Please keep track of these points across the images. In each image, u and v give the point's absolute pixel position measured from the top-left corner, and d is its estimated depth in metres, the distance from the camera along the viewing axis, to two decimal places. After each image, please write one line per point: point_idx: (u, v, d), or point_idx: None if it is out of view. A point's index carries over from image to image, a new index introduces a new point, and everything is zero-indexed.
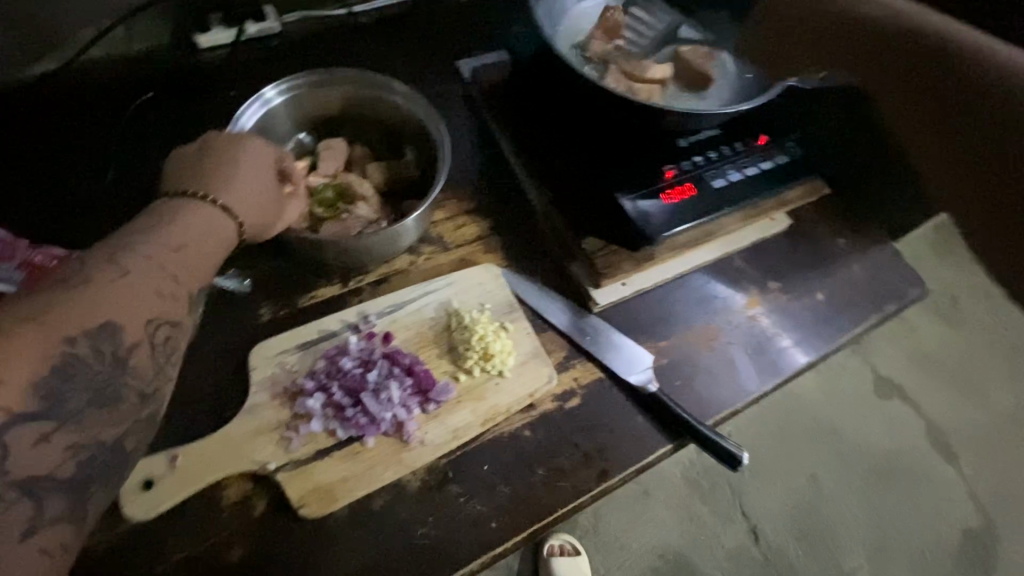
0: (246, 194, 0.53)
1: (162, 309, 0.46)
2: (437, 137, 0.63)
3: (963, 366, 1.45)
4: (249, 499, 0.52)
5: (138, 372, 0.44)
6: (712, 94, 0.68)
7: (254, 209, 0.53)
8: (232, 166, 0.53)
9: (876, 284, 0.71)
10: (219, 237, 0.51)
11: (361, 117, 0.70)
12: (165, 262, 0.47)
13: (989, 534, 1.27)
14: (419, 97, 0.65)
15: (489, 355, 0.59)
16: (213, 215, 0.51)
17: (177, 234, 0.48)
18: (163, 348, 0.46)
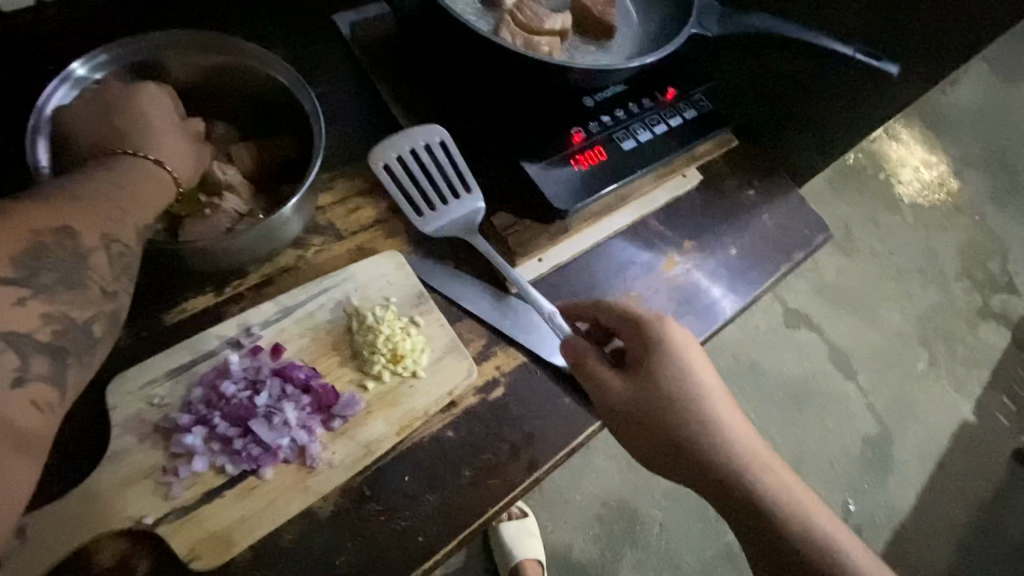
0: (169, 143, 0.49)
1: (116, 226, 0.42)
2: (307, 106, 0.54)
3: (859, 292, 1.58)
4: (129, 560, 0.45)
5: (99, 271, 0.41)
6: (617, 45, 0.63)
7: (184, 159, 0.50)
8: (142, 114, 0.48)
9: (786, 234, 0.72)
10: (158, 188, 0.46)
11: (212, 86, 0.58)
12: (104, 193, 0.43)
13: (885, 439, 1.41)
14: (278, 58, 0.55)
15: (399, 357, 0.53)
16: (149, 173, 0.46)
17: (109, 170, 0.44)
18: (120, 262, 0.43)
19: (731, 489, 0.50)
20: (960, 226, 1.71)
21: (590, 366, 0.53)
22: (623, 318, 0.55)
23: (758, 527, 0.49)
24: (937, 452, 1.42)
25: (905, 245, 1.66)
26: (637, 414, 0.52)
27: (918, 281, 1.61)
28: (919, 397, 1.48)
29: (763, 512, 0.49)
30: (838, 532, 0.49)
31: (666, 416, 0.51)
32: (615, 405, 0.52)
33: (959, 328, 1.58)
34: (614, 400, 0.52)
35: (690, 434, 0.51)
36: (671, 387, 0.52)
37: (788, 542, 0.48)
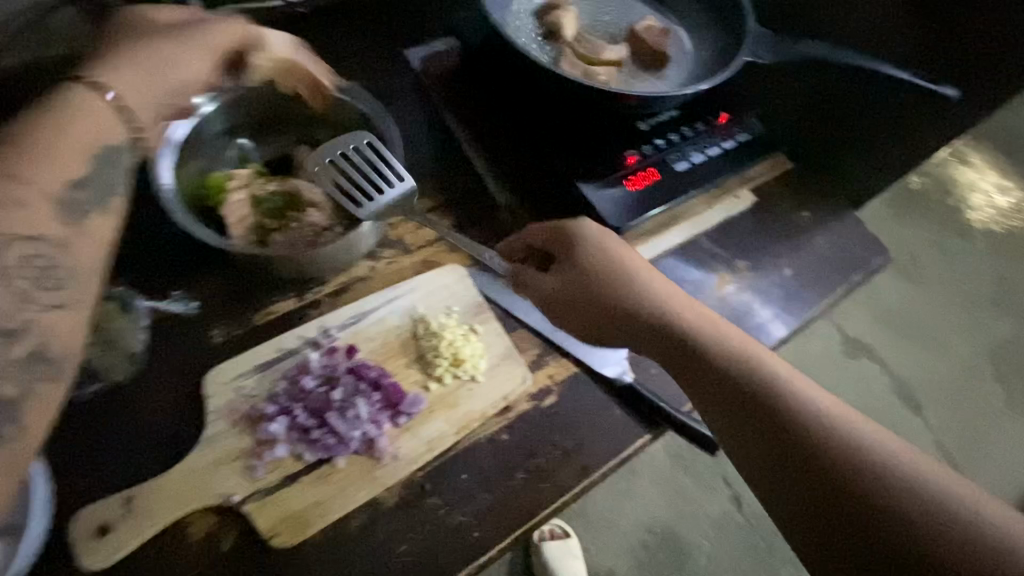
0: (125, 63, 0.42)
1: (18, 219, 0.35)
2: (388, 134, 0.62)
3: (925, 321, 1.50)
4: (217, 534, 0.50)
5: (23, 280, 0.34)
6: (671, 73, 0.66)
7: (130, 83, 0.42)
8: (117, 42, 0.44)
9: (842, 256, 0.72)
10: (89, 116, 0.39)
11: (300, 116, 0.66)
12: (10, 163, 0.35)
13: None
14: (362, 92, 0.63)
15: (459, 361, 0.57)
16: (81, 98, 0.39)
17: (31, 121, 0.37)
18: (42, 261, 0.35)
19: (705, 373, 0.47)
20: None
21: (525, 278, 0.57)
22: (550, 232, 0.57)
23: (743, 414, 0.44)
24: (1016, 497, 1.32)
25: (976, 273, 1.57)
26: (592, 302, 0.53)
27: (992, 312, 1.52)
28: (994, 436, 1.38)
29: (744, 394, 0.44)
30: (845, 415, 0.41)
31: (618, 301, 0.52)
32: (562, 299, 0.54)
33: None
34: (564, 293, 0.54)
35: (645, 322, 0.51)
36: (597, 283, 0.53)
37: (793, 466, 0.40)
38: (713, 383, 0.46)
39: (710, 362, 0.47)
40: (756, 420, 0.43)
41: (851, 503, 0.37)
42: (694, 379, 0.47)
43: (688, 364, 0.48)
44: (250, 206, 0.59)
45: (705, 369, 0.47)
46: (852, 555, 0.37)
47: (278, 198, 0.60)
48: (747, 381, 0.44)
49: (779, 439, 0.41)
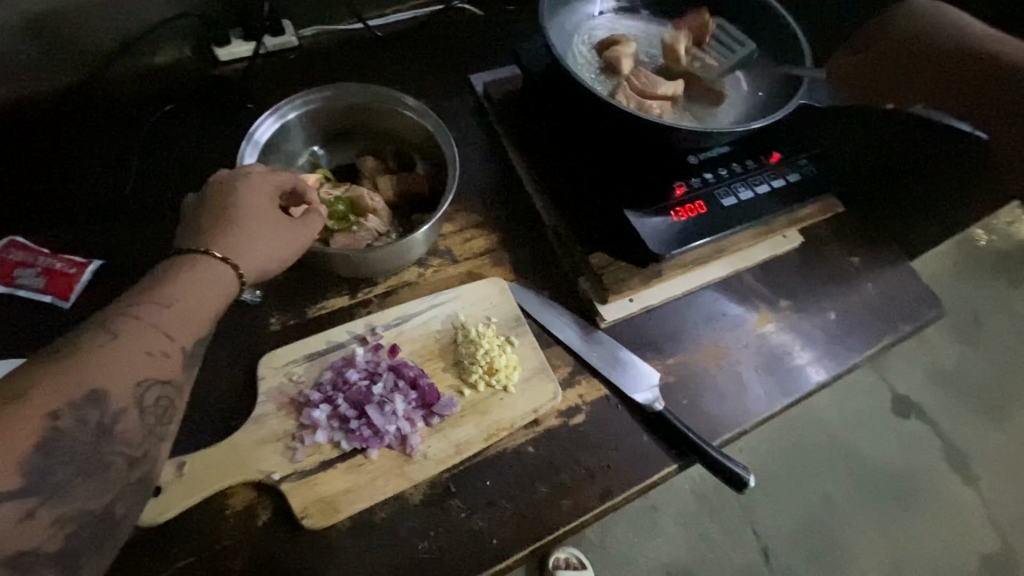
0: (244, 236, 0.51)
1: (152, 369, 0.44)
2: (446, 152, 0.63)
3: (984, 386, 1.42)
4: (254, 508, 0.53)
5: (126, 437, 0.42)
6: (724, 111, 0.68)
7: (249, 252, 0.50)
8: (232, 208, 0.52)
9: (890, 305, 0.70)
10: (217, 285, 0.48)
11: (372, 130, 0.71)
12: (157, 321, 0.45)
13: (1007, 559, 1.23)
14: (429, 111, 0.66)
15: (493, 370, 0.59)
16: (215, 269, 0.49)
17: (169, 290, 0.46)
18: (156, 408, 0.44)
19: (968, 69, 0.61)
20: None
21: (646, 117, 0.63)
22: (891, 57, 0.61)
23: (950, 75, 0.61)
24: None
25: None
26: None
27: None
28: None
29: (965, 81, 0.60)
30: None
31: None
32: None
33: None
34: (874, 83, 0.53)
35: None
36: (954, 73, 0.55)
37: None
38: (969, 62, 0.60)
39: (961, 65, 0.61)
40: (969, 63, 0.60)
41: None
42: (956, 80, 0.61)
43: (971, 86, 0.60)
44: None
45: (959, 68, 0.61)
46: None
47: (342, 204, 0.64)
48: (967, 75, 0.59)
49: None
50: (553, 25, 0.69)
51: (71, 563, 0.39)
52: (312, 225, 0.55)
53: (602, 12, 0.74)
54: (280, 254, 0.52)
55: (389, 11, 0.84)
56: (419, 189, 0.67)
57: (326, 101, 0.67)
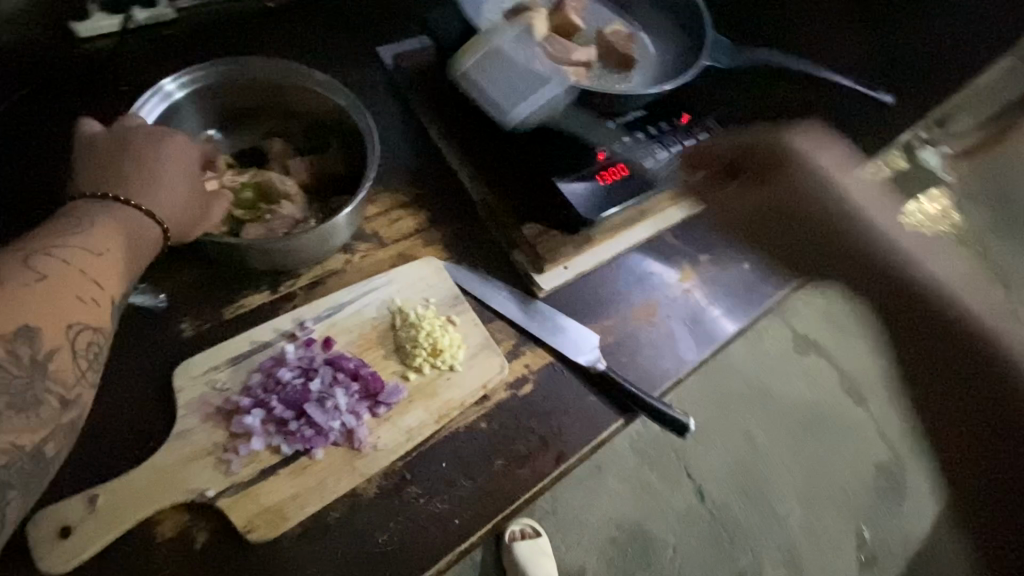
0: (173, 197, 0.49)
1: (82, 312, 0.43)
2: (361, 126, 0.59)
3: (866, 318, 1.60)
4: (189, 532, 0.48)
5: (60, 376, 0.41)
6: (637, 75, 0.69)
7: (179, 210, 0.49)
8: (158, 167, 0.49)
9: (793, 250, 0.77)
10: (143, 243, 0.47)
11: (275, 109, 0.65)
12: (85, 267, 0.44)
13: (896, 464, 1.42)
14: (338, 84, 0.61)
15: (438, 351, 0.57)
16: (141, 223, 0.47)
17: (95, 236, 0.45)
18: (88, 354, 0.43)
19: (936, 310, 0.67)
20: (966, 254, 1.74)
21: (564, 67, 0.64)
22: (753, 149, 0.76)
23: (924, 346, 0.68)
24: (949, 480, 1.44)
25: None
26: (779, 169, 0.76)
27: None
28: None
29: (941, 326, 0.67)
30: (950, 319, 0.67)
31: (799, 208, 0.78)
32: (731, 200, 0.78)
33: None
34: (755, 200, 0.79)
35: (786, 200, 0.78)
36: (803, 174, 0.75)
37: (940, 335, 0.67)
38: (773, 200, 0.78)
39: (900, 291, 0.69)
40: (945, 336, 0.67)
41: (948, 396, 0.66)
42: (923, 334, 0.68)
43: (893, 241, 0.71)
44: None
45: (901, 306, 0.69)
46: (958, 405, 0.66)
47: (249, 190, 0.59)
48: (875, 242, 0.72)
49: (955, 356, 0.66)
50: None
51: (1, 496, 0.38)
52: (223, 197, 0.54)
53: (513, 45, 0.62)
54: (203, 221, 0.52)
55: None
56: (336, 170, 0.63)
57: (221, 78, 0.60)
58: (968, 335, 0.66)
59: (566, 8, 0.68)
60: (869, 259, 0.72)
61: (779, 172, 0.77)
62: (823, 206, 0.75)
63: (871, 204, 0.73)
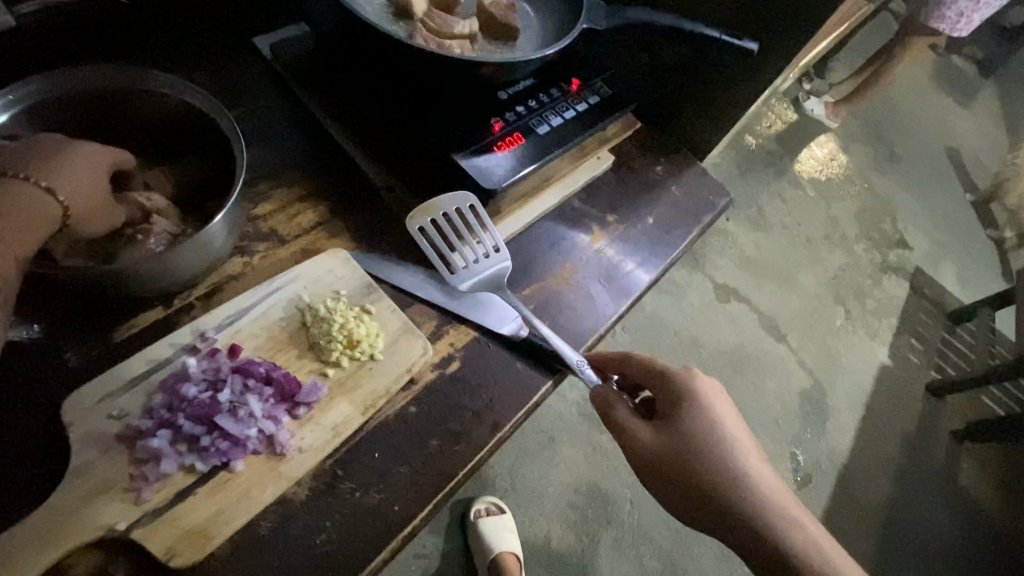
0: (81, 179, 0.47)
1: None
2: (224, 126, 0.56)
3: (776, 259, 1.73)
4: (105, 570, 0.45)
5: None
6: (522, 45, 0.70)
7: (84, 190, 0.47)
8: (60, 159, 0.47)
9: (693, 201, 0.81)
10: (37, 220, 0.44)
11: (120, 121, 0.59)
12: None
13: (815, 389, 1.56)
14: (188, 84, 0.57)
15: (355, 342, 0.56)
16: (33, 200, 0.44)
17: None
18: None
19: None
20: (852, 191, 1.91)
21: (446, 43, 0.63)
22: (654, 373, 0.58)
23: None
24: (861, 397, 1.59)
25: (810, 213, 1.83)
26: (676, 450, 0.53)
27: (825, 246, 1.79)
28: (838, 348, 1.64)
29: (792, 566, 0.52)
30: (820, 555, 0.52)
31: (711, 475, 0.53)
32: (647, 451, 0.54)
33: (866, 284, 1.77)
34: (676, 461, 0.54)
35: (701, 470, 0.53)
36: (706, 442, 0.54)
37: None
38: (683, 465, 0.53)
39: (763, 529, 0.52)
40: None
41: None
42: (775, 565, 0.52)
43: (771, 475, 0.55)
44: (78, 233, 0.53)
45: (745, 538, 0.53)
46: None
47: None
48: (708, 436, 0.54)
49: None
50: None
51: None
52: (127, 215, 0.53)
53: (459, 211, 0.64)
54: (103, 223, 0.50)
55: None
56: (204, 175, 0.60)
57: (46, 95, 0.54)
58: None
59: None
60: (705, 481, 0.53)
61: (685, 421, 0.54)
62: (687, 465, 0.53)
63: (757, 460, 0.55)
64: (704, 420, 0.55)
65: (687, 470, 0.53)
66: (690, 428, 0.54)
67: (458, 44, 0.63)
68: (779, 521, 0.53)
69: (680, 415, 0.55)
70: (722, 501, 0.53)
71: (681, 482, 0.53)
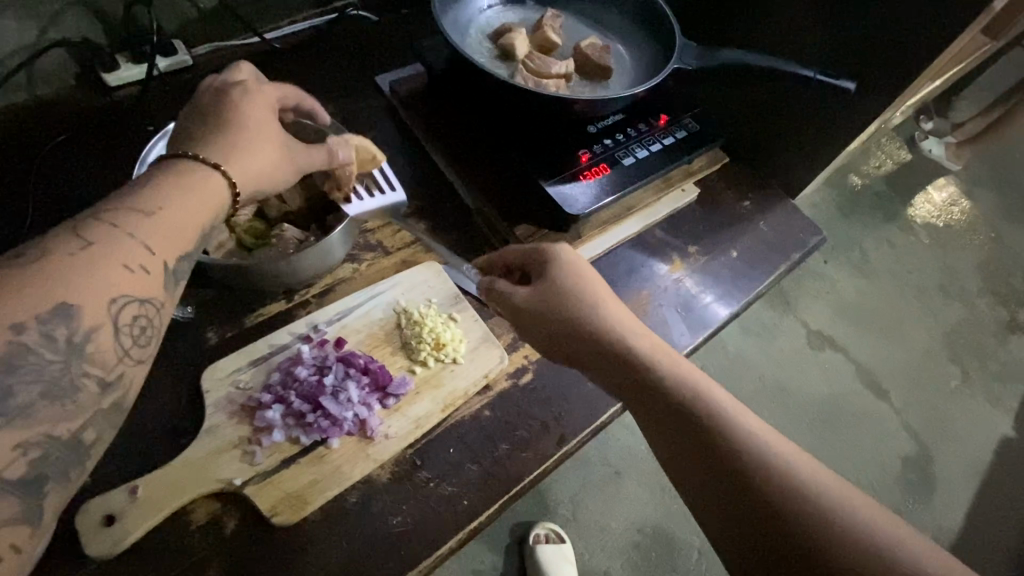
0: (262, 155, 0.50)
1: (133, 286, 0.40)
2: None
3: (879, 308, 1.60)
4: (221, 518, 0.53)
5: (97, 356, 0.39)
6: (614, 83, 0.75)
7: (255, 163, 0.49)
8: (239, 134, 0.49)
9: (780, 238, 0.80)
10: (212, 204, 0.46)
11: None
12: (138, 235, 0.41)
13: (920, 455, 1.41)
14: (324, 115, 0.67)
15: (441, 345, 0.62)
16: (207, 181, 0.46)
17: (160, 197, 0.43)
18: (136, 328, 0.40)
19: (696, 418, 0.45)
20: (975, 240, 1.74)
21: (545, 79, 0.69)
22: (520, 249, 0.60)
23: (680, 470, 0.45)
24: (978, 470, 1.41)
25: (921, 261, 1.68)
26: (539, 306, 0.55)
27: (940, 298, 1.63)
28: (950, 411, 1.47)
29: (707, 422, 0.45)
30: (720, 399, 0.47)
31: (575, 320, 0.54)
32: (523, 309, 0.56)
33: (988, 343, 1.58)
34: (538, 310, 0.55)
35: (566, 315, 0.54)
36: (564, 291, 0.55)
37: (745, 474, 0.42)
38: (548, 312, 0.55)
39: (661, 390, 0.48)
40: (713, 468, 0.43)
41: (775, 545, 0.39)
42: (652, 412, 0.48)
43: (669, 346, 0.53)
44: (227, 231, 0.63)
45: (653, 396, 0.48)
46: (771, 549, 0.39)
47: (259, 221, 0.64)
48: (574, 293, 0.55)
49: (732, 464, 0.43)
50: (445, 18, 0.73)
51: (31, 489, 0.35)
52: (323, 155, 0.58)
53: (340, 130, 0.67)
54: (288, 179, 0.54)
55: (285, 23, 0.87)
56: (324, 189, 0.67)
57: None
58: (785, 492, 0.40)
59: (545, 26, 0.73)
60: (571, 325, 0.54)
61: (547, 270, 0.57)
62: (551, 312, 0.54)
63: (627, 315, 0.55)
64: (561, 269, 0.56)
65: (549, 317, 0.55)
66: (549, 278, 0.56)
67: (555, 80, 0.70)
68: (657, 366, 0.50)
69: (541, 272, 0.57)
70: (592, 345, 0.53)
71: (554, 335, 0.55)
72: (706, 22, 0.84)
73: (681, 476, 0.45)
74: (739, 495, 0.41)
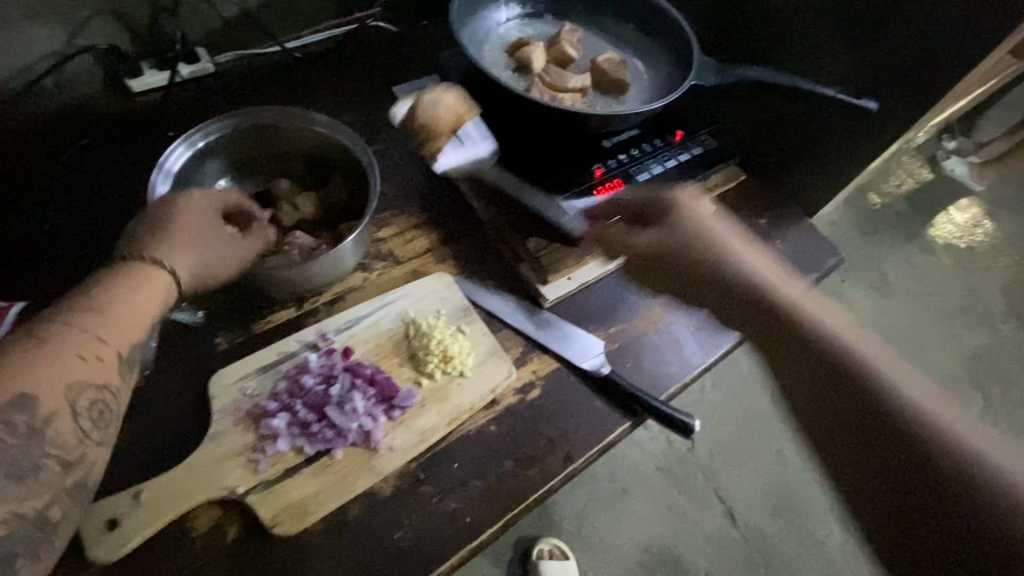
0: (192, 245, 0.54)
1: (86, 372, 0.46)
2: (365, 161, 0.65)
3: (899, 330, 1.56)
4: (222, 526, 0.52)
5: (60, 439, 0.44)
6: (630, 98, 0.74)
7: (180, 255, 0.53)
8: (168, 238, 0.53)
9: (798, 258, 0.78)
10: (155, 297, 0.51)
11: (277, 153, 0.71)
12: (95, 327, 0.48)
13: None
14: (342, 125, 0.67)
15: (448, 357, 0.61)
16: (155, 277, 0.52)
17: (110, 296, 0.49)
18: (91, 411, 0.47)
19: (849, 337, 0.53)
20: (998, 263, 1.70)
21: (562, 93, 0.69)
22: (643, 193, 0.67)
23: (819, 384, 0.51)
24: None
25: (943, 283, 1.65)
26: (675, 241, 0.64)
27: (961, 322, 1.59)
28: None
29: (859, 382, 0.50)
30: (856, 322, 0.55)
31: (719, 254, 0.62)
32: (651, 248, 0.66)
33: (1012, 370, 1.54)
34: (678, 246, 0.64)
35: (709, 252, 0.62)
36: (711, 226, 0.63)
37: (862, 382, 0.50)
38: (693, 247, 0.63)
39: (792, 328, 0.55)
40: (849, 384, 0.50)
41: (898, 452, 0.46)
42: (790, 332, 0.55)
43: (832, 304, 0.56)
44: None
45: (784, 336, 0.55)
46: (883, 455, 0.47)
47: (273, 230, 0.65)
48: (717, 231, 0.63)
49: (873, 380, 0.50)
50: (463, 32, 0.73)
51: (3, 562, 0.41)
52: (261, 242, 0.60)
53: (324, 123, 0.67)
54: (214, 262, 0.55)
55: (306, 33, 0.87)
56: (339, 199, 0.68)
57: (230, 129, 0.67)
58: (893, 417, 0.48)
59: (562, 40, 0.74)
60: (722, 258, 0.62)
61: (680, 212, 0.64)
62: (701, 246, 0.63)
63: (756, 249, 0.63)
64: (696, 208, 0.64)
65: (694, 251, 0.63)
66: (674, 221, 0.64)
67: (571, 94, 0.70)
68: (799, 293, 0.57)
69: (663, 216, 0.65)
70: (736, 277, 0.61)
71: None
72: (725, 40, 0.84)
73: (797, 386, 0.52)
74: (843, 410, 0.49)
